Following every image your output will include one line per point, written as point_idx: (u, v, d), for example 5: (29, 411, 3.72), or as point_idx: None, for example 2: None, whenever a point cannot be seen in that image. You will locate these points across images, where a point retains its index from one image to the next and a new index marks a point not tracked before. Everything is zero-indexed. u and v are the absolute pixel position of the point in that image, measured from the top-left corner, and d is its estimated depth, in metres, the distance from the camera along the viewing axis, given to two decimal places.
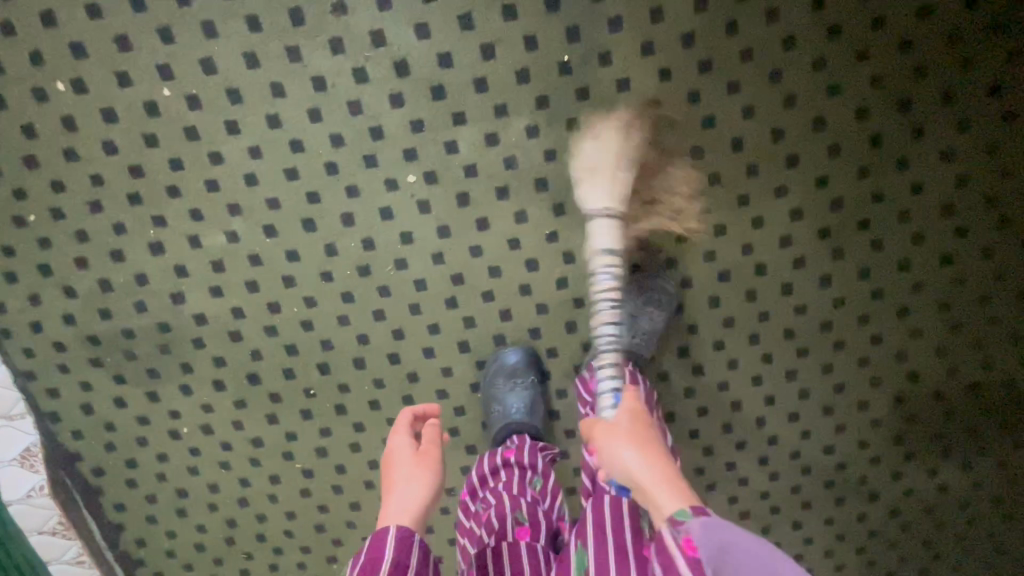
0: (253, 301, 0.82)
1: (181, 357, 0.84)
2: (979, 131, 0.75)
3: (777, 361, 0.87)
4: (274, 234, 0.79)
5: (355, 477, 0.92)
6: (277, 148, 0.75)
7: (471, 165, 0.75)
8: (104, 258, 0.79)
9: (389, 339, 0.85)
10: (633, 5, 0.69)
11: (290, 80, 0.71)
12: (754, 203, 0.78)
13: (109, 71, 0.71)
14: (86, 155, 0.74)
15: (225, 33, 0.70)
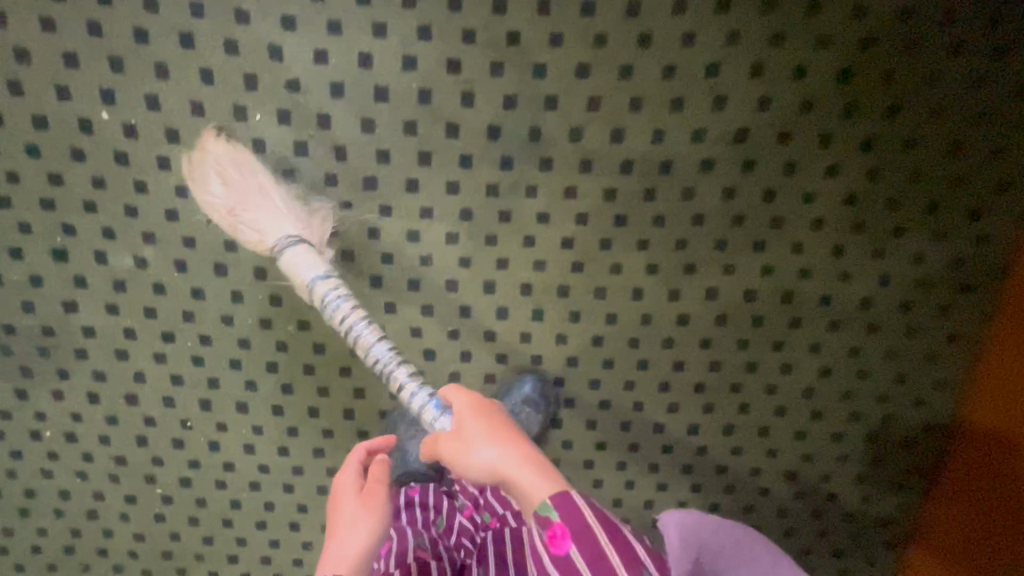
0: (143, 328, 0.83)
1: (65, 360, 0.85)
2: (842, 314, 0.82)
3: (631, 490, 0.93)
4: (182, 270, 0.80)
5: (217, 505, 0.95)
6: (197, 194, 0.76)
7: (390, 257, 0.79)
8: (2, 249, 0.79)
9: (270, 391, 0.88)
10: (560, 155, 0.74)
11: (229, 141, 0.73)
12: (640, 349, 0.84)
13: (45, 80, 0.71)
14: (1, 150, 0.74)
15: (174, 79, 0.71)
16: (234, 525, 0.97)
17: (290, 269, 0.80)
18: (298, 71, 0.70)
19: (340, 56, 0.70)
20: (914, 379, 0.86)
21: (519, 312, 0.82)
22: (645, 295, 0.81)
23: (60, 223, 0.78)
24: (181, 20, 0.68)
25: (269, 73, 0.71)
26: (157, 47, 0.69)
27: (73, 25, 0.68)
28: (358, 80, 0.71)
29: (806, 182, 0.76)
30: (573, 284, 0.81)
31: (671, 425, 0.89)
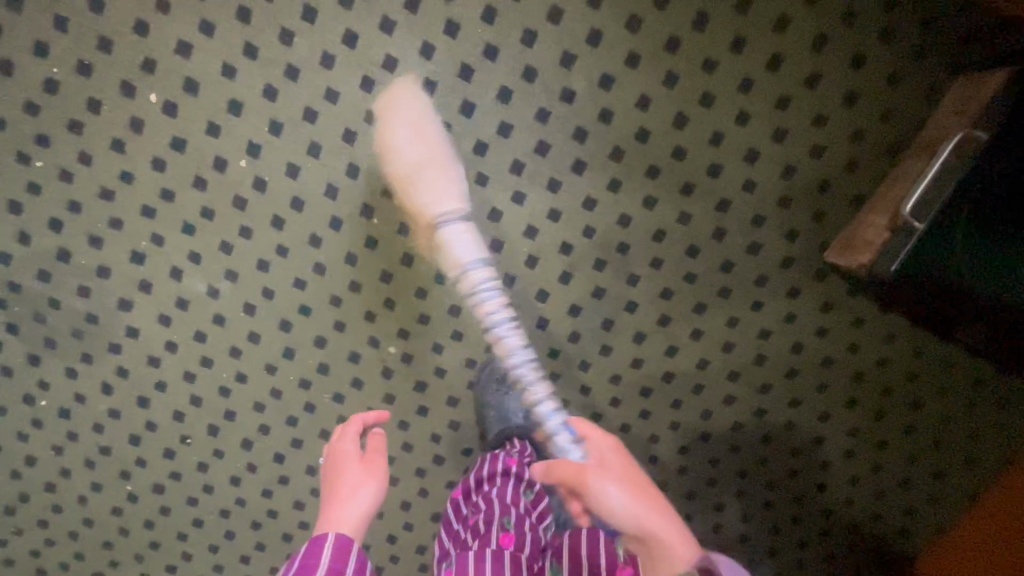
0: (224, 311, 0.87)
1: (147, 316, 0.87)
2: (828, 481, 0.97)
3: None
4: (297, 278, 0.85)
5: (223, 489, 0.97)
6: (327, 215, 0.82)
7: (476, 322, 0.87)
8: (136, 199, 0.81)
9: (317, 400, 0.92)
10: (650, 286, 0.86)
11: (375, 183, 0.80)
12: (653, 459, 0.96)
13: (259, 81, 0.76)
14: (182, 119, 0.77)
15: (350, 117, 0.77)
16: (229, 513, 0.99)
17: (383, 305, 0.86)
18: (462, 150, 0.79)
19: (529, 164, 0.80)
20: (860, 553, 1.01)
21: (566, 399, 0.92)
22: (682, 423, 0.94)
23: (204, 198, 0.81)
24: (376, 75, 0.76)
25: None
26: (346, 88, 0.76)
27: (280, 44, 0.74)
28: (533, 185, 0.81)
29: (837, 373, 0.91)
30: (629, 397, 0.92)
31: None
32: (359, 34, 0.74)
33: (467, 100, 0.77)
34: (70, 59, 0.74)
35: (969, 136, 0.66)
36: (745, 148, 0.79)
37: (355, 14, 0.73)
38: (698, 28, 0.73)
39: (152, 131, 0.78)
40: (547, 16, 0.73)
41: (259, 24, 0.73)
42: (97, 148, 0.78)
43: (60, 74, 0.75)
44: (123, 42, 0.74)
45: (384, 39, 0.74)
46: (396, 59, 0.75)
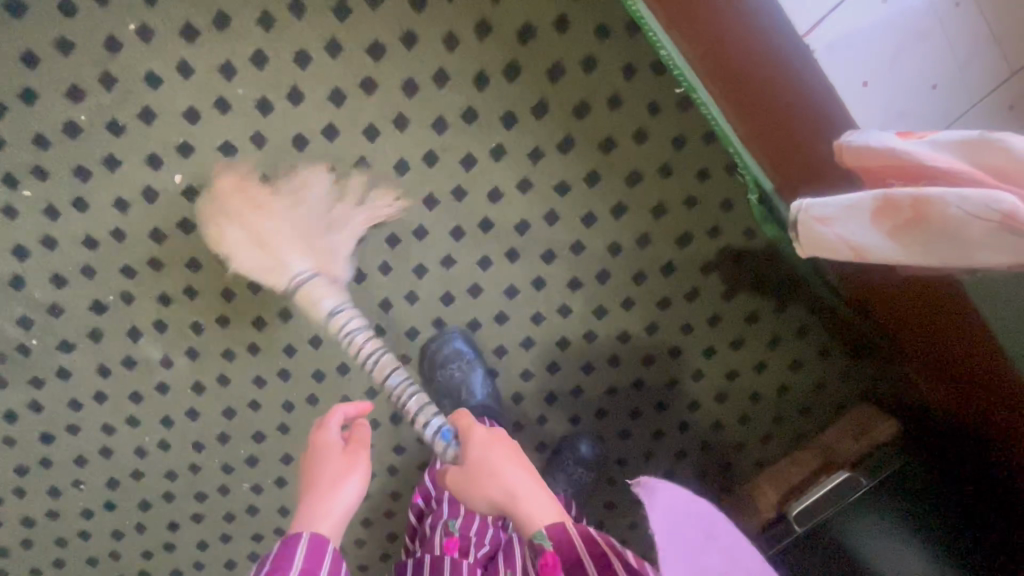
0: (170, 382, 0.86)
1: (85, 363, 0.83)
2: None
3: None
4: (259, 376, 0.86)
5: (98, 540, 0.94)
6: (311, 331, 0.84)
7: (413, 461, 0.93)
8: (121, 257, 0.79)
9: (234, 484, 0.92)
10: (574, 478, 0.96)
11: (368, 321, 0.84)
12: None
13: (290, 202, 0.77)
14: (197, 205, 0.77)
15: (366, 261, 0.81)
16: (96, 563, 0.95)
17: None
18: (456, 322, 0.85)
19: (510, 351, 0.87)
20: None
21: None
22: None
23: (193, 278, 0.80)
24: (404, 236, 0.80)
25: (436, 306, 0.84)
26: (372, 236, 0.80)
27: (325, 180, 0.77)
28: (507, 368, 0.88)
29: None
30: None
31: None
32: (402, 198, 0.78)
33: (476, 285, 0.83)
34: (101, 114, 0.72)
35: (853, 476, 0.79)
36: (690, 397, 0.92)
37: (405, 181, 0.78)
38: (686, 299, 0.85)
39: (164, 206, 0.76)
40: (570, 246, 0.82)
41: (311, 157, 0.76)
42: (99, 201, 0.76)
43: (85, 123, 0.72)
44: (166, 120, 0.73)
45: (423, 211, 0.79)
46: (428, 230, 0.80)
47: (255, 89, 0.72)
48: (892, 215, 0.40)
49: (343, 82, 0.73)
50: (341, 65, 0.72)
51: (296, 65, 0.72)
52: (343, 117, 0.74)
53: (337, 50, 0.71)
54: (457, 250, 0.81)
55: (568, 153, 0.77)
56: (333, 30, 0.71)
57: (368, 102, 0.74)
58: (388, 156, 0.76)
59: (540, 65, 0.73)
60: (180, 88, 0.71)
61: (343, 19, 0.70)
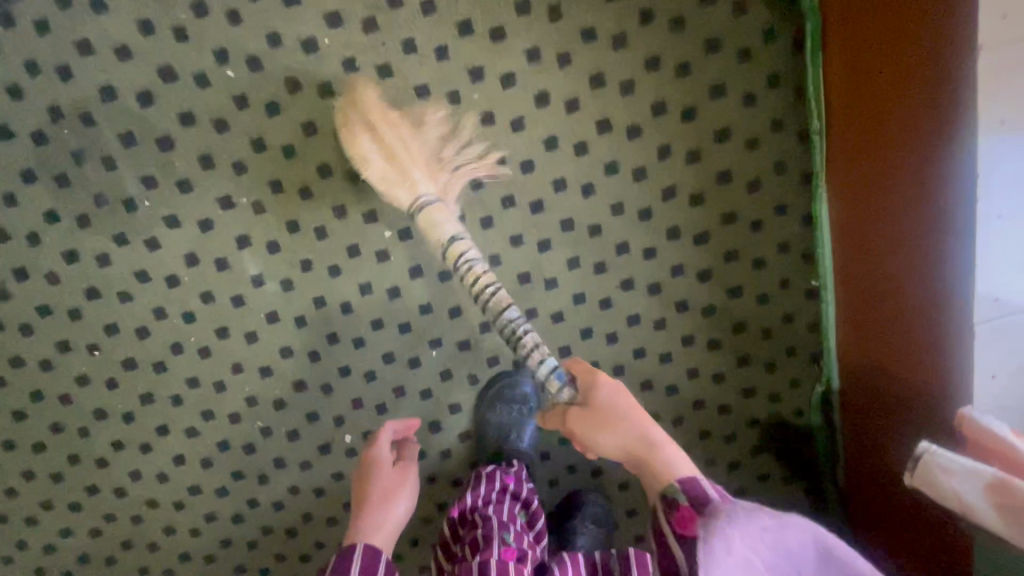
0: (247, 299, 0.84)
1: (180, 245, 0.80)
2: None
3: None
4: (334, 333, 0.86)
5: (77, 411, 0.87)
6: (406, 318, 0.86)
7: (424, 469, 0.95)
8: (277, 172, 0.78)
9: (247, 417, 0.90)
10: None
11: (462, 333, 0.88)
12: None
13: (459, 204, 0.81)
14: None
15: (490, 283, 0.85)
16: (58, 431, 0.88)
17: (375, 404, 0.91)
18: (533, 369, 0.90)
19: None
20: None
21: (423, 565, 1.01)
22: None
23: (330, 222, 0.81)
24: (535, 279, 0.86)
25: (525, 348, 0.89)
26: (510, 265, 0.85)
27: (499, 202, 0.81)
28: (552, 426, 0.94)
29: None
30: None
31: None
32: (553, 248, 0.84)
33: (568, 347, 0.90)
34: (345, 47, 0.73)
35: None
36: None
37: (564, 237, 0.84)
38: (723, 439, 0.96)
39: (348, 150, 0.78)
40: (660, 354, 0.90)
41: (500, 179, 0.80)
42: (292, 116, 0.76)
43: (325, 46, 0.73)
44: (398, 83, 0.75)
45: (563, 267, 0.85)
46: (557, 284, 0.86)
47: (489, 101, 0.77)
48: (1002, 492, 0.54)
49: (564, 134, 0.79)
50: (570, 121, 0.78)
51: (535, 102, 0.77)
52: (546, 161, 0.80)
53: (574, 108, 0.78)
54: (570, 311, 0.88)
55: (703, 282, 0.86)
56: (580, 92, 0.77)
57: (573, 160, 0.80)
58: (562, 210, 0.82)
59: (722, 205, 0.82)
60: (427, 66, 0.75)
61: (594, 88, 0.77)
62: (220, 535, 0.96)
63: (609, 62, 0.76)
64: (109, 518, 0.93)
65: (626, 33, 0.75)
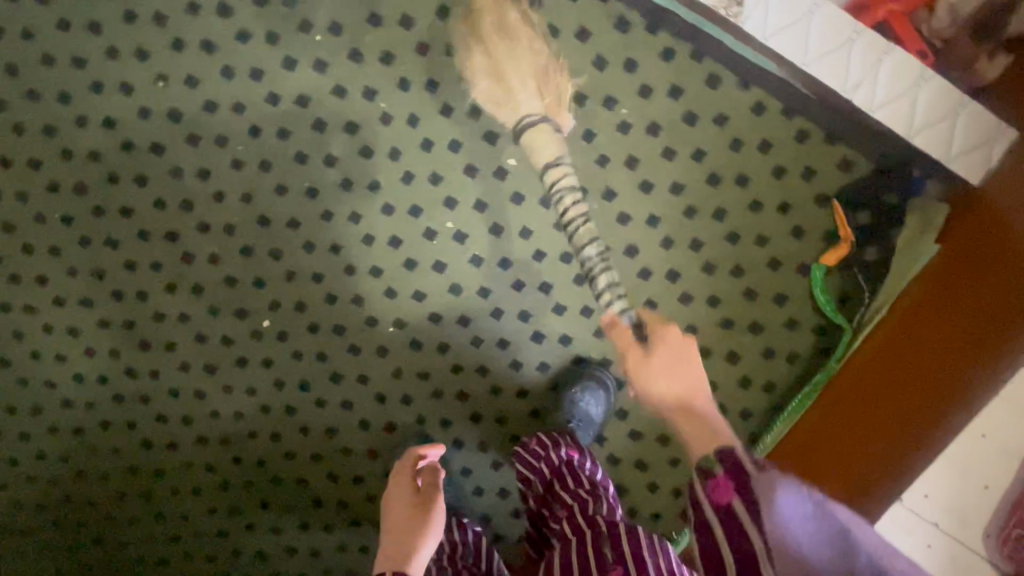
0: (327, 131, 0.86)
1: (326, 50, 0.83)
2: None
3: (23, 453, 0.98)
4: (357, 216, 0.88)
5: (111, 70, 0.85)
6: (419, 258, 0.90)
7: (311, 371, 0.94)
8: (443, 78, 0.83)
9: (229, 206, 0.89)
10: (335, 513, 1.00)
11: (443, 307, 0.91)
12: (162, 507, 1.00)
13: (532, 224, 0.87)
14: (511, 144, 0.85)
15: (499, 295, 0.90)
16: (81, 69, 0.85)
17: (330, 291, 0.92)
18: (462, 380, 0.94)
19: (447, 431, 0.96)
20: None
21: (228, 438, 0.97)
22: (188, 539, 1.01)
23: (441, 145, 0.86)
24: (530, 323, 0.91)
25: (473, 360, 0.93)
26: (524, 297, 0.90)
27: (562, 251, 0.88)
28: (430, 431, 0.96)
29: None
30: (219, 495, 0.99)
31: (60, 514, 1.00)
32: (563, 316, 0.90)
33: (501, 390, 0.94)
34: (572, 57, 0.82)
35: None
36: None
37: (578, 316, 0.90)
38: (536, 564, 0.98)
39: (504, 115, 0.84)
40: None
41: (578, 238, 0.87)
42: (494, 57, 0.82)
43: (561, 43, 0.81)
44: (579, 113, 0.83)
45: (557, 334, 0.91)
46: (541, 339, 0.92)
47: (622, 185, 0.85)
48: None
49: (642, 254, 0.88)
50: (657, 250, 0.87)
51: (649, 216, 0.86)
52: (617, 258, 0.88)
53: (669, 245, 0.87)
54: (529, 367, 0.93)
55: (625, 438, 0.94)
56: (681, 239, 0.87)
57: (632, 276, 0.88)
58: (595, 298, 0.89)
59: None
60: (610, 123, 0.83)
61: (692, 248, 0.87)
62: (101, 263, 0.91)
63: (716, 242, 0.87)
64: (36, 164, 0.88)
65: (740, 236, 0.86)
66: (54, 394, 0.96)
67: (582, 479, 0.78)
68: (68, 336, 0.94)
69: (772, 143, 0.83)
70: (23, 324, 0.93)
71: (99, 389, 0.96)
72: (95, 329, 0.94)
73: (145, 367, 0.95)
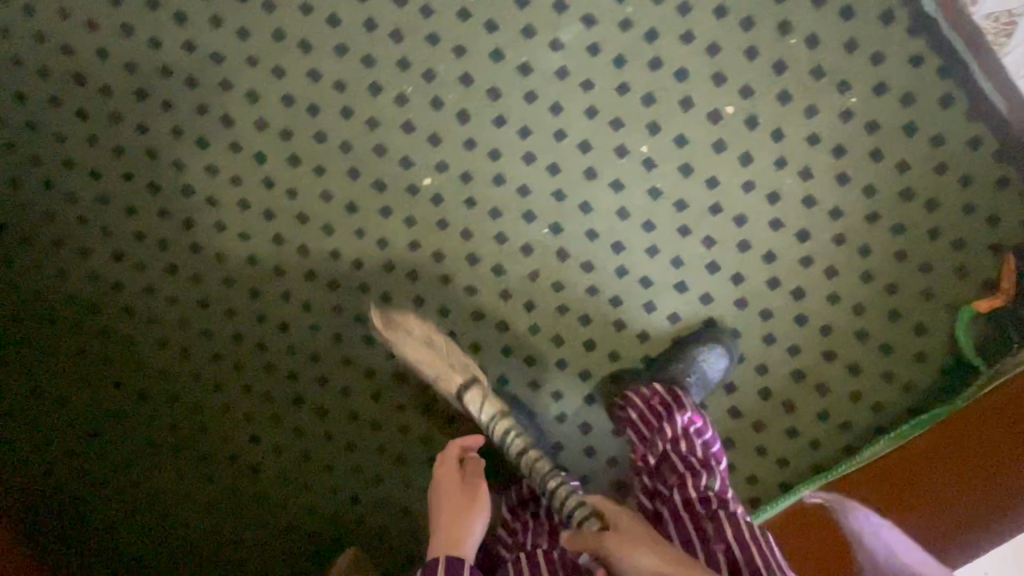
0: (564, 17, 0.85)
1: None
2: (149, 472, 0.97)
3: (122, 225, 0.92)
4: (558, 108, 0.86)
5: None
6: (600, 170, 0.87)
7: (447, 245, 0.91)
8: (697, 6, 0.83)
9: (436, 53, 0.86)
10: (411, 396, 0.95)
11: (602, 226, 0.89)
12: (240, 330, 0.94)
13: (721, 175, 0.86)
14: (735, 92, 0.84)
15: (662, 234, 0.88)
16: None
17: (498, 173, 0.88)
18: (590, 307, 0.91)
19: (555, 352, 0.93)
20: (51, 473, 0.97)
21: (335, 284, 0.93)
22: (251, 372, 0.95)
23: (668, 69, 0.85)
24: (680, 272, 0.89)
25: (609, 290, 0.90)
26: (686, 244, 0.88)
27: (740, 212, 0.87)
28: (539, 347, 0.93)
29: (265, 514, 0.97)
30: (304, 338, 0.94)
31: (132, 301, 0.94)
32: (714, 276, 0.89)
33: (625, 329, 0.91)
34: (825, 31, 0.83)
35: None
36: None
37: (729, 281, 0.89)
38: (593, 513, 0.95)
39: (740, 62, 0.84)
40: None
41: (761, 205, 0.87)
42: (752, 5, 0.83)
43: (819, 16, 0.82)
44: (811, 87, 0.84)
45: (702, 292, 0.89)
46: (685, 291, 0.89)
47: (822, 169, 0.86)
48: None
49: (814, 241, 0.87)
50: (829, 243, 0.87)
51: (834, 208, 0.86)
52: (789, 238, 0.87)
53: (841, 242, 0.87)
54: (661, 314, 0.90)
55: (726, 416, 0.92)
56: (855, 241, 0.87)
57: (795, 260, 0.88)
58: (752, 269, 0.88)
59: (804, 403, 0.91)
60: (835, 106, 0.84)
61: (860, 254, 0.88)
62: (287, 63, 0.88)
63: (885, 256, 0.88)
64: None
65: (909, 258, 0.87)
66: (180, 177, 0.91)
67: (695, 447, 0.75)
68: (220, 125, 0.89)
69: (972, 182, 0.85)
70: (180, 97, 0.89)
71: (228, 188, 0.91)
72: (251, 127, 0.89)
73: (283, 183, 0.90)
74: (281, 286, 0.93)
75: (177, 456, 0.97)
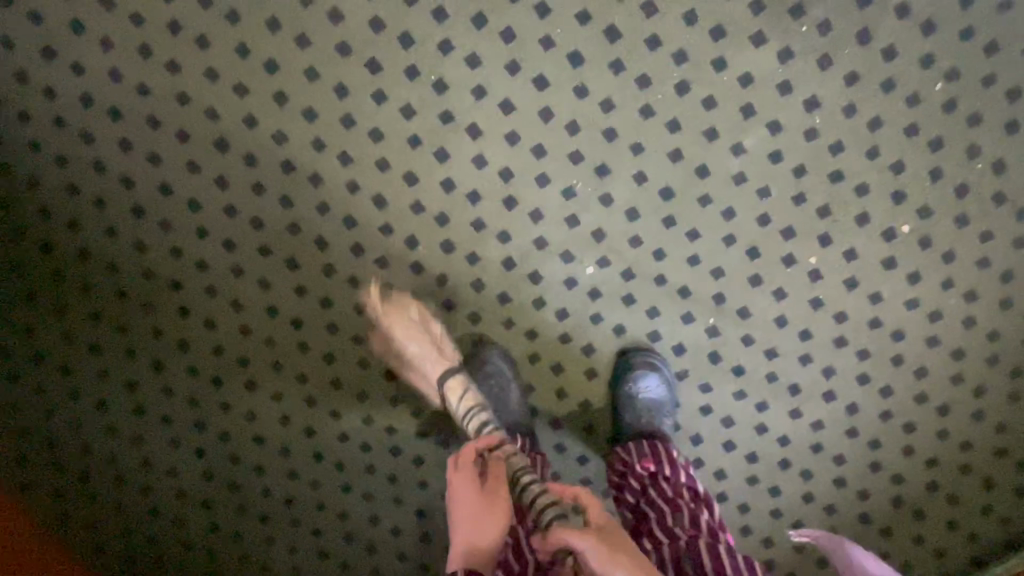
0: (714, 143, 0.81)
1: (759, 65, 0.78)
2: (249, 558, 0.97)
3: (230, 320, 0.89)
4: (696, 235, 0.84)
5: None
6: (731, 298, 0.86)
7: (566, 358, 0.90)
8: (852, 145, 0.80)
9: (576, 169, 0.82)
10: None
11: (727, 352, 0.89)
12: (346, 429, 0.93)
13: (850, 311, 0.87)
14: (876, 233, 0.83)
15: (784, 363, 0.89)
16: None
17: (629, 293, 0.87)
18: (704, 426, 0.92)
19: None
20: (151, 557, 0.97)
21: None
22: (354, 469, 0.95)
23: (813, 205, 0.83)
24: (797, 399, 0.90)
25: (725, 411, 0.91)
26: (806, 374, 0.89)
27: (863, 347, 0.88)
28: None
29: None
30: (412, 439, 0.93)
31: (236, 396, 0.92)
32: (829, 406, 0.91)
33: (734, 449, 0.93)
34: (977, 181, 0.81)
35: None
36: None
37: (843, 411, 0.91)
38: None
39: (887, 204, 0.82)
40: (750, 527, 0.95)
41: (884, 343, 0.88)
42: (909, 149, 0.80)
43: (975, 166, 0.80)
44: (951, 233, 0.83)
45: (815, 418, 0.91)
46: (799, 417, 0.91)
47: (949, 313, 0.86)
48: None
49: (929, 378, 0.89)
50: (944, 382, 0.89)
51: (954, 349, 0.88)
52: (906, 374, 0.89)
53: (956, 381, 0.89)
54: (773, 437, 0.92)
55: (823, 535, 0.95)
56: (970, 381, 0.89)
57: (909, 395, 0.90)
58: (867, 401, 0.90)
59: (900, 527, 0.94)
60: (972, 254, 0.84)
61: (974, 393, 0.89)
62: (416, 167, 0.83)
63: (998, 396, 0.89)
64: (402, 42, 0.79)
65: (1021, 399, 0.89)
66: (294, 274, 0.88)
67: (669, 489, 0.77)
68: (340, 226, 0.85)
69: None
70: (300, 195, 0.84)
71: (344, 290, 0.88)
72: (373, 231, 0.85)
73: (403, 288, 0.88)
74: (392, 388, 0.92)
75: (270, 548, 0.97)
